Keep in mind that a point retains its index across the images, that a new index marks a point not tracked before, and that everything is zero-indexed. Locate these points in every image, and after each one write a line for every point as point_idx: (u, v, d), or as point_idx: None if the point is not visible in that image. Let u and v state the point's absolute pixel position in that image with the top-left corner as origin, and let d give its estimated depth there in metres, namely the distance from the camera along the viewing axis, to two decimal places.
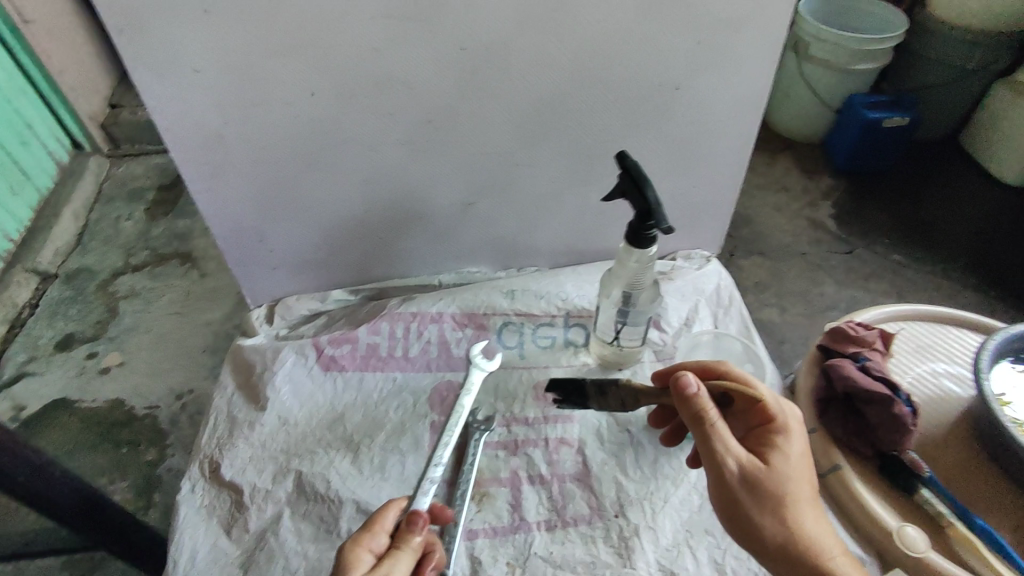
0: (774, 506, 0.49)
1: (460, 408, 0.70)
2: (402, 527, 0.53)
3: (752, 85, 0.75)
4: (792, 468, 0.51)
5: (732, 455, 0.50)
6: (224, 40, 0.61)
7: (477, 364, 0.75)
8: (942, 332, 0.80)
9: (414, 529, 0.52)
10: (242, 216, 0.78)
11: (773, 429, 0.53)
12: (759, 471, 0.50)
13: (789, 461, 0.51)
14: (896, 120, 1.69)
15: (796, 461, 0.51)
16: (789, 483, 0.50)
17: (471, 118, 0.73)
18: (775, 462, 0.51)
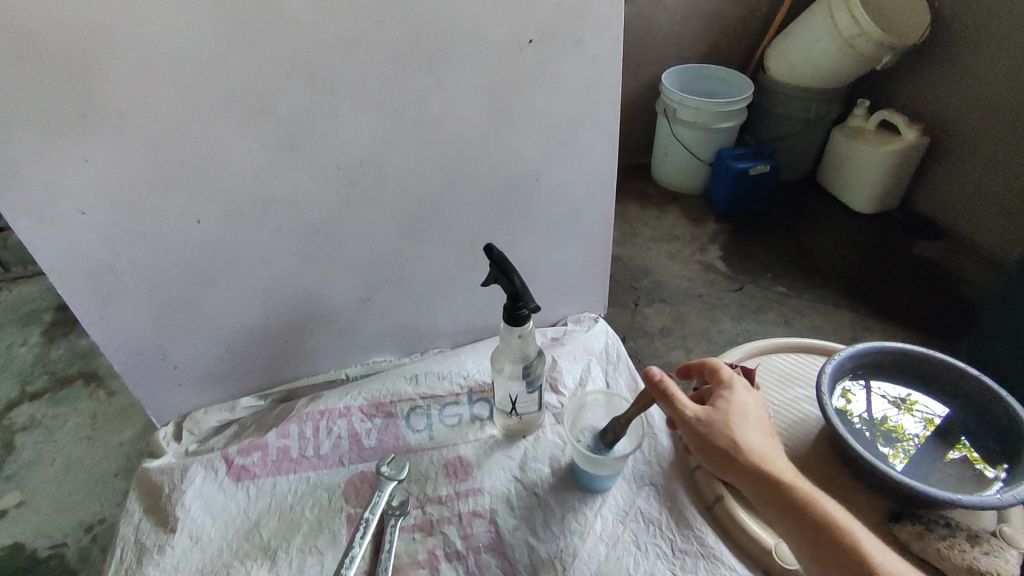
0: (724, 433, 0.62)
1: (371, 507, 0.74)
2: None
3: (598, 168, 0.87)
4: (735, 406, 0.64)
5: (689, 404, 0.64)
6: (106, 182, 0.66)
7: (386, 476, 0.77)
8: (797, 360, 0.91)
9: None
10: (140, 338, 0.80)
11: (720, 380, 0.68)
12: (707, 411, 0.63)
13: (732, 402, 0.64)
14: (758, 168, 1.91)
15: (739, 402, 0.65)
16: (733, 417, 0.63)
17: (356, 224, 0.79)
18: (720, 404, 0.64)
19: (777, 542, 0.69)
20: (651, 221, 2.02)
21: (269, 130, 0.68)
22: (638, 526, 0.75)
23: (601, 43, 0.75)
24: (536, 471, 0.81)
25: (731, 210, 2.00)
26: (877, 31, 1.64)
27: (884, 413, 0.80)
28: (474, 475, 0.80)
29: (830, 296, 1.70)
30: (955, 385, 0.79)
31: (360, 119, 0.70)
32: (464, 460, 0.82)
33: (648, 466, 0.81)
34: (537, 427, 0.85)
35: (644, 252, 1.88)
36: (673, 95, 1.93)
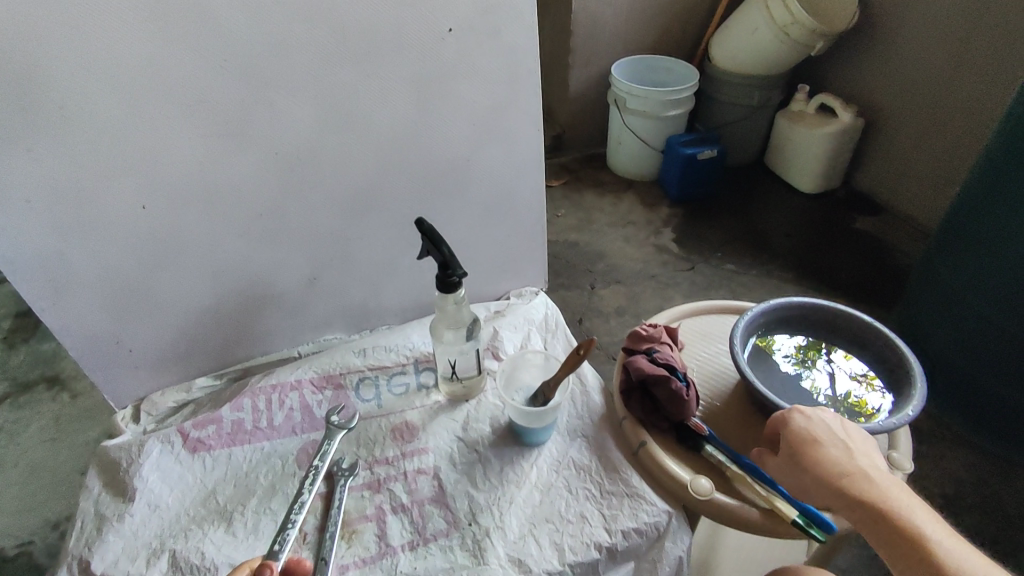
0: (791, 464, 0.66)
1: (319, 463, 0.80)
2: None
3: (526, 149, 0.94)
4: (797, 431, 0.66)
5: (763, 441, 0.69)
6: (52, 174, 0.70)
7: (336, 425, 0.85)
8: (719, 320, 0.99)
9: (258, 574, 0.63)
10: (94, 324, 0.83)
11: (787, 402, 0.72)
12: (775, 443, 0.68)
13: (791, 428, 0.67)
14: (705, 153, 1.99)
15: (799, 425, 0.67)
16: (794, 445, 0.66)
17: (297, 208, 0.84)
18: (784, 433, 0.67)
19: (693, 478, 0.75)
20: (606, 208, 2.09)
21: (207, 119, 0.72)
22: (570, 473, 0.82)
23: (517, 31, 0.82)
24: (477, 430, 0.86)
25: (681, 194, 2.08)
26: (807, 18, 1.74)
27: (847, 390, 0.82)
28: (419, 437, 0.86)
29: (773, 271, 1.80)
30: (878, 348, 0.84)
31: (294, 107, 0.76)
32: (410, 424, 0.87)
33: (581, 420, 0.88)
34: (479, 391, 0.91)
35: (598, 237, 1.95)
36: (621, 85, 2.01)
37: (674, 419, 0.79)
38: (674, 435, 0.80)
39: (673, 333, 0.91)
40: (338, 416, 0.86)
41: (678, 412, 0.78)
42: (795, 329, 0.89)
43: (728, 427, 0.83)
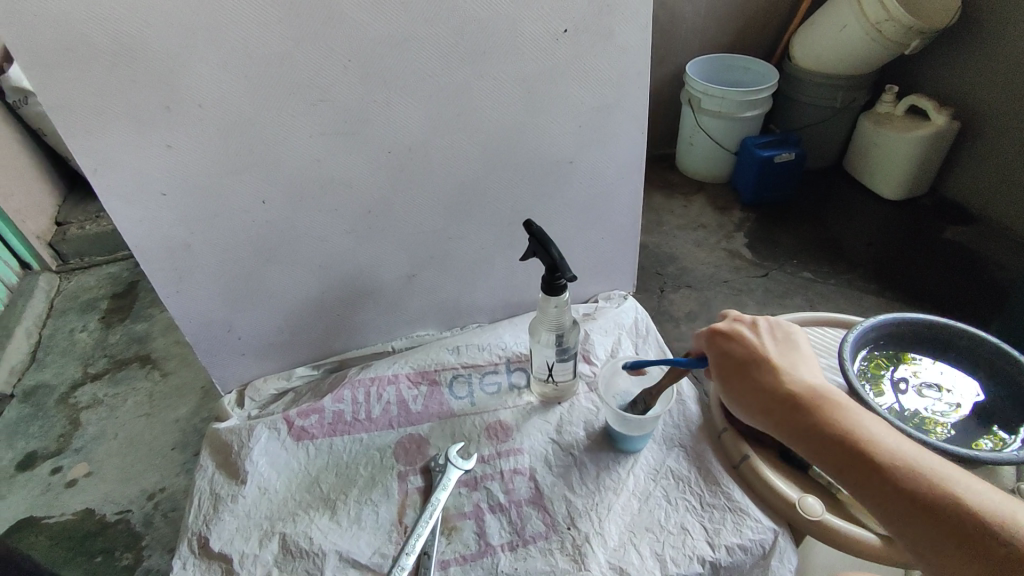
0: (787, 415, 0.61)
1: (434, 501, 0.78)
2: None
3: (629, 151, 0.93)
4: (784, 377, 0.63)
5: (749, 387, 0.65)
6: (187, 168, 0.73)
7: (453, 464, 0.82)
8: (820, 333, 0.95)
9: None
10: (211, 311, 0.87)
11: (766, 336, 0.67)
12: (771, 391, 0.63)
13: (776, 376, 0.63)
14: (785, 155, 1.90)
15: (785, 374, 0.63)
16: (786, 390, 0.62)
17: (404, 204, 0.86)
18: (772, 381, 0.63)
19: (801, 496, 0.73)
20: (677, 210, 2.05)
21: (329, 117, 0.75)
22: (668, 483, 0.81)
23: (630, 33, 0.80)
24: (572, 434, 0.86)
25: (755, 198, 2.00)
26: (906, 18, 1.64)
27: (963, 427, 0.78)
28: (513, 437, 0.86)
29: (855, 281, 1.71)
30: (999, 373, 0.79)
31: (409, 105, 0.77)
32: (504, 424, 0.88)
33: (678, 430, 0.88)
34: (571, 394, 0.91)
35: (669, 240, 1.91)
36: (697, 84, 1.95)
37: None
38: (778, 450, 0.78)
39: None
40: (457, 453, 0.84)
41: None
42: (908, 347, 0.85)
43: None
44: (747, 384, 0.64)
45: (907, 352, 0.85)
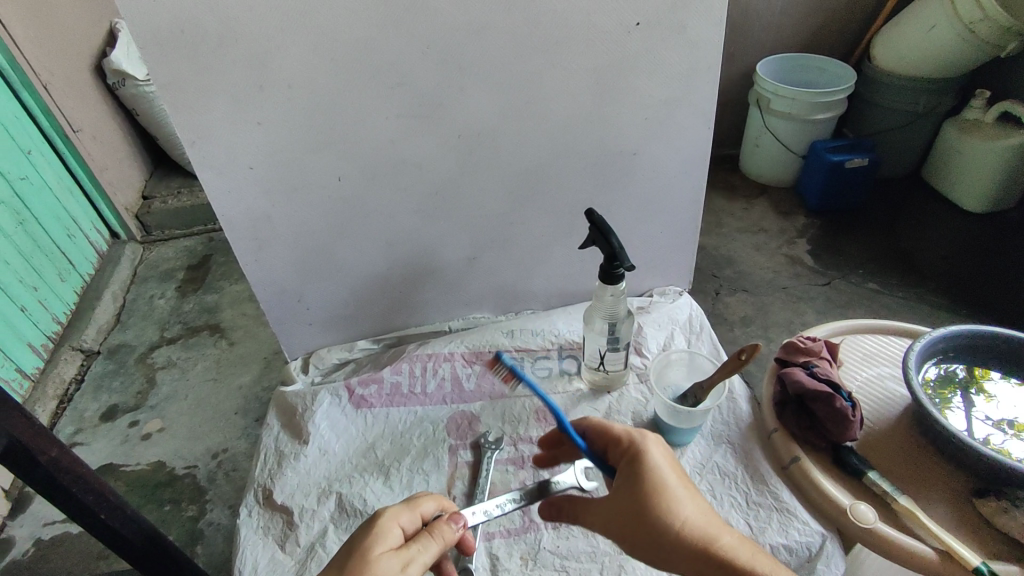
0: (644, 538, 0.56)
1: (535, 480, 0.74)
2: (438, 518, 0.57)
3: (695, 146, 0.93)
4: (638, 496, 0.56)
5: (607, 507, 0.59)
6: (273, 143, 0.79)
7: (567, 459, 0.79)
8: (884, 341, 0.93)
9: (450, 524, 0.56)
10: (286, 281, 0.93)
11: (637, 456, 0.58)
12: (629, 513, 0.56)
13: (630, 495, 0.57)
14: (857, 161, 1.83)
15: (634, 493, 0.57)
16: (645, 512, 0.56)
17: (469, 188, 0.89)
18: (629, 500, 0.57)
19: (852, 503, 0.72)
20: (737, 212, 2.01)
21: (405, 100, 0.78)
22: (714, 478, 0.82)
23: (703, 27, 0.80)
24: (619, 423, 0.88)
25: (822, 204, 1.93)
26: (1005, 15, 1.53)
27: None
28: (562, 421, 0.89)
29: (925, 295, 1.63)
30: None
31: (481, 92, 0.79)
32: (553, 408, 0.90)
33: (726, 427, 0.88)
34: (621, 384, 0.92)
35: (728, 242, 1.88)
36: (767, 84, 1.89)
37: (834, 439, 0.77)
38: (831, 454, 0.78)
39: (835, 348, 0.87)
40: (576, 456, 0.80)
41: (839, 433, 0.76)
42: (979, 360, 0.82)
43: (889, 455, 0.78)
44: (622, 524, 0.57)
45: (977, 365, 0.82)
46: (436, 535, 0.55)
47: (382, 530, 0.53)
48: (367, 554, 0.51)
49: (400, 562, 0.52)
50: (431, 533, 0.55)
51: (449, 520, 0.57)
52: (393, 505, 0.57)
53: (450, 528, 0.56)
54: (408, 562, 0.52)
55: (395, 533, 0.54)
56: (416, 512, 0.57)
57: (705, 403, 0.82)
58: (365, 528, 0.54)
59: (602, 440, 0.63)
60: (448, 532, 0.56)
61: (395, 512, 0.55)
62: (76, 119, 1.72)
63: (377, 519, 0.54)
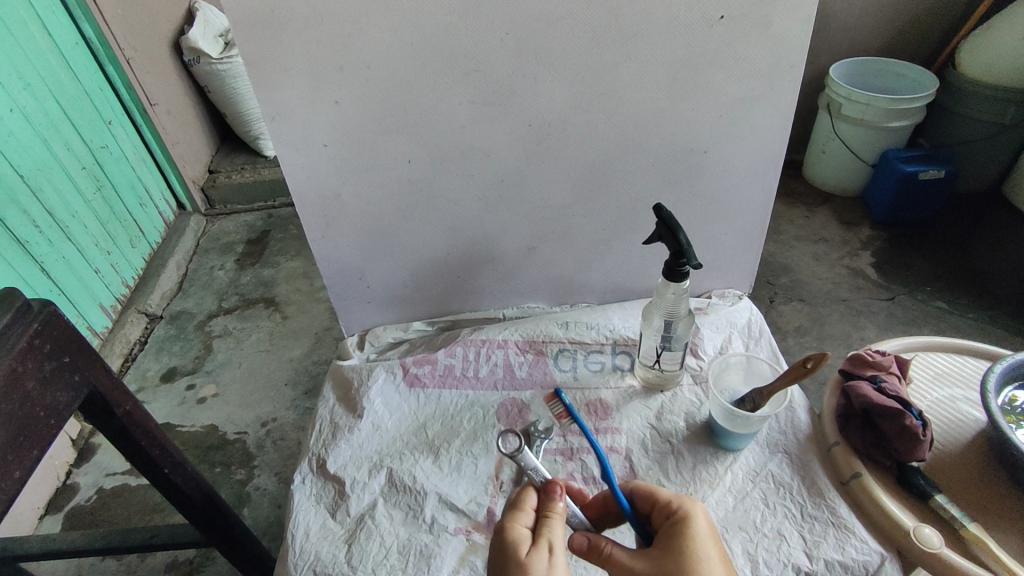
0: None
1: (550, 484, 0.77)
2: (542, 499, 0.57)
3: (769, 147, 0.90)
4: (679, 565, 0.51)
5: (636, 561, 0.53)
6: (348, 123, 0.80)
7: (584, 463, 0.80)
8: (958, 362, 0.88)
9: (555, 495, 0.56)
10: (348, 259, 0.96)
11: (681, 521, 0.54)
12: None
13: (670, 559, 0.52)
14: (933, 173, 1.73)
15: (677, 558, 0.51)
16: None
17: (534, 177, 0.89)
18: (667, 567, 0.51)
19: (916, 525, 0.69)
20: (798, 219, 1.94)
21: (479, 87, 0.79)
22: (768, 487, 0.80)
23: (789, 23, 0.78)
24: (671, 422, 0.87)
25: (890, 216, 1.85)
26: None
27: None
28: (613, 417, 0.88)
29: (999, 318, 1.54)
30: None
31: (554, 81, 0.79)
32: (604, 402, 0.90)
33: (783, 436, 0.85)
34: (675, 384, 0.91)
35: (785, 250, 1.82)
36: (840, 88, 1.82)
37: (900, 458, 0.74)
38: (896, 473, 0.75)
39: (904, 364, 0.83)
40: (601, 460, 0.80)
41: (907, 452, 0.73)
42: None
43: (959, 480, 0.74)
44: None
45: None
46: (555, 513, 0.55)
47: (512, 537, 0.53)
48: (517, 560, 0.51)
49: (545, 556, 0.51)
50: (549, 514, 0.55)
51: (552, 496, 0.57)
52: (504, 516, 0.56)
53: (559, 503, 0.56)
54: (550, 549, 0.52)
55: (523, 535, 0.53)
56: (529, 509, 0.56)
57: (763, 409, 0.80)
58: (497, 547, 0.53)
59: (646, 502, 0.59)
60: (560, 505, 0.56)
61: (513, 521, 0.55)
62: (154, 93, 1.80)
63: (502, 534, 0.54)
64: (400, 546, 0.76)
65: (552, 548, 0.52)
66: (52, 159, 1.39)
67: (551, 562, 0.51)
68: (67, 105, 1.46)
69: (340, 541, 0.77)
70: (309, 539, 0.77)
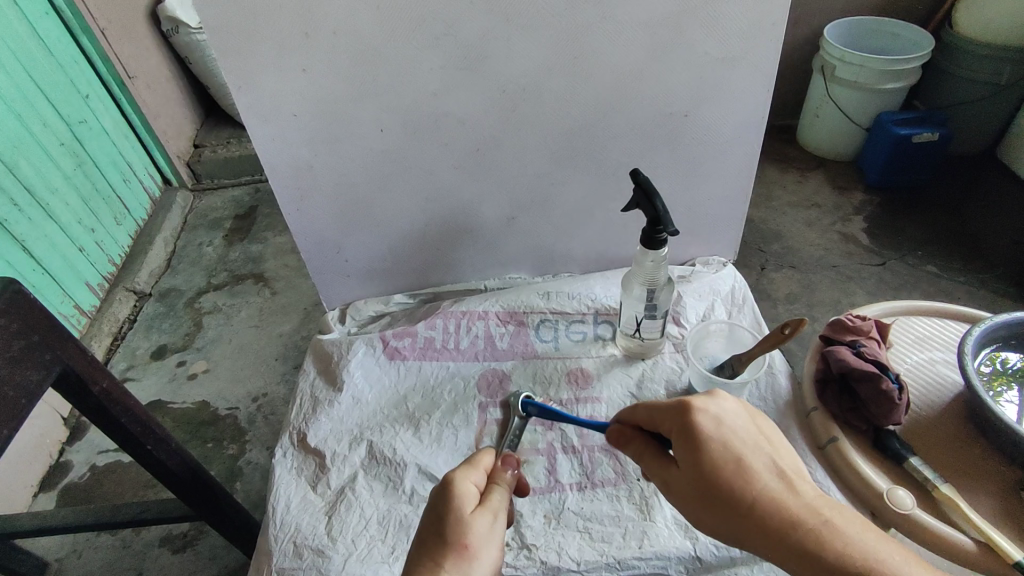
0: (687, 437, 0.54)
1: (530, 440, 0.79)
2: (494, 465, 0.60)
3: (751, 110, 0.88)
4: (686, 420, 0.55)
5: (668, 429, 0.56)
6: (316, 91, 0.78)
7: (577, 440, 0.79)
8: (938, 325, 0.88)
9: (508, 467, 0.59)
10: (326, 231, 0.94)
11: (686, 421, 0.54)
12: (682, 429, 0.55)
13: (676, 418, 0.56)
14: (926, 135, 1.70)
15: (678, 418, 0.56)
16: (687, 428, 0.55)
17: (513, 143, 0.87)
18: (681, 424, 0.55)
19: (890, 487, 0.70)
20: (790, 185, 1.91)
21: (450, 50, 0.76)
22: None
23: None
24: (652, 390, 0.87)
25: (882, 180, 1.82)
26: None
27: None
28: (593, 386, 0.88)
29: (989, 281, 1.53)
30: None
31: (529, 45, 0.77)
32: (585, 372, 0.90)
33: (763, 402, 0.86)
34: (656, 352, 0.91)
35: (777, 216, 1.80)
36: (835, 49, 1.77)
37: (876, 421, 0.74)
38: (872, 437, 0.76)
39: (884, 329, 0.83)
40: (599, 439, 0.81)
41: (883, 416, 0.73)
42: None
43: (936, 441, 0.74)
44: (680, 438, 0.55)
45: None
46: (503, 483, 0.58)
47: (459, 493, 0.54)
48: (460, 516, 0.52)
49: (487, 518, 0.54)
50: (496, 482, 0.57)
51: (503, 465, 0.60)
52: (455, 468, 0.58)
53: (508, 473, 0.59)
54: (493, 514, 0.54)
55: (471, 492, 0.55)
56: (481, 468, 0.58)
57: (742, 374, 0.81)
58: (441, 496, 0.54)
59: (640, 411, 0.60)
60: (509, 476, 0.59)
61: (463, 474, 0.56)
62: (131, 65, 1.75)
63: (454, 486, 0.55)
64: (380, 517, 0.76)
65: (495, 512, 0.55)
66: (28, 135, 1.36)
67: (491, 525, 0.54)
68: (40, 80, 1.42)
69: (320, 513, 0.77)
70: (290, 511, 0.77)
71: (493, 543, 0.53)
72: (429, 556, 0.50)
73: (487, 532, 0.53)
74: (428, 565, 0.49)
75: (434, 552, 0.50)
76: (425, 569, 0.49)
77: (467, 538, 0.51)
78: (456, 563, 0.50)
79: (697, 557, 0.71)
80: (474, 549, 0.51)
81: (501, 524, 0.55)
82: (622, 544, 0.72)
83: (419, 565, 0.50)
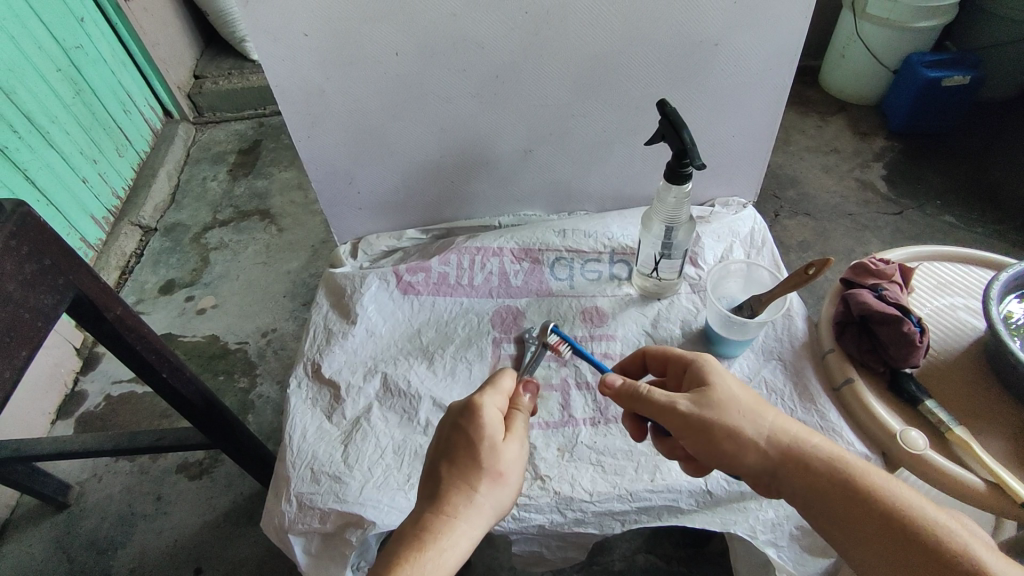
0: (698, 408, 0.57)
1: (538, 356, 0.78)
2: (512, 388, 0.59)
3: (785, 39, 0.83)
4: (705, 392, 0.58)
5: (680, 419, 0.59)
6: (328, 10, 0.73)
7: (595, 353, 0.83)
8: (960, 271, 0.86)
9: (527, 392, 0.59)
10: (338, 162, 0.91)
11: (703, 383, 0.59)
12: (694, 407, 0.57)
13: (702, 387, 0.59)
14: (957, 78, 1.63)
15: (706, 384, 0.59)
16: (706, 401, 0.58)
17: (534, 72, 0.83)
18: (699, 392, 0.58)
19: (904, 429, 0.70)
20: (810, 129, 1.85)
21: None
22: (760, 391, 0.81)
23: None
24: (667, 330, 0.87)
25: (906, 125, 1.76)
26: None
27: None
28: (608, 324, 0.88)
29: (1008, 232, 1.50)
30: None
31: None
32: (600, 310, 0.89)
33: (779, 343, 0.85)
34: (672, 292, 0.90)
35: (795, 161, 1.75)
36: None
37: (894, 364, 0.74)
38: (888, 380, 0.75)
39: (907, 272, 0.81)
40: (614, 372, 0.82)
41: (903, 358, 0.72)
42: None
43: (951, 384, 0.74)
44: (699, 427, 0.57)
45: None
46: (522, 408, 0.58)
47: (487, 420, 0.54)
48: (493, 444, 0.53)
49: (514, 444, 0.55)
50: (517, 407, 0.58)
51: (521, 390, 0.60)
52: (480, 391, 0.57)
53: (527, 398, 0.60)
54: (520, 439, 0.56)
55: (499, 418, 0.55)
56: (505, 393, 0.58)
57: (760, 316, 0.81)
58: (472, 421, 0.54)
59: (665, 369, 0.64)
60: (526, 401, 0.59)
61: (489, 399, 0.56)
62: None
63: (483, 414, 0.54)
64: (395, 447, 0.77)
65: (521, 438, 0.56)
66: (22, 58, 1.30)
67: (519, 450, 0.55)
68: None
69: (336, 442, 0.78)
70: (306, 439, 0.78)
71: (520, 468, 0.55)
72: (464, 480, 0.52)
73: (515, 459, 0.54)
74: (463, 488, 0.51)
75: (469, 477, 0.52)
76: (459, 489, 0.51)
77: (500, 466, 0.53)
78: (493, 490, 0.52)
79: (708, 491, 0.72)
80: (506, 476, 0.53)
81: (525, 449, 0.56)
82: (633, 477, 0.74)
83: (453, 486, 0.51)
